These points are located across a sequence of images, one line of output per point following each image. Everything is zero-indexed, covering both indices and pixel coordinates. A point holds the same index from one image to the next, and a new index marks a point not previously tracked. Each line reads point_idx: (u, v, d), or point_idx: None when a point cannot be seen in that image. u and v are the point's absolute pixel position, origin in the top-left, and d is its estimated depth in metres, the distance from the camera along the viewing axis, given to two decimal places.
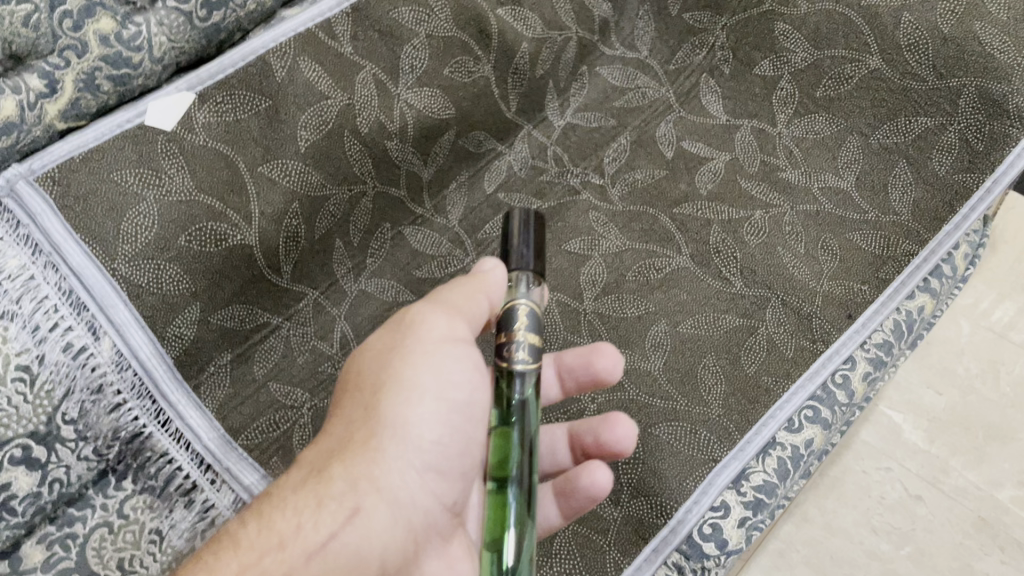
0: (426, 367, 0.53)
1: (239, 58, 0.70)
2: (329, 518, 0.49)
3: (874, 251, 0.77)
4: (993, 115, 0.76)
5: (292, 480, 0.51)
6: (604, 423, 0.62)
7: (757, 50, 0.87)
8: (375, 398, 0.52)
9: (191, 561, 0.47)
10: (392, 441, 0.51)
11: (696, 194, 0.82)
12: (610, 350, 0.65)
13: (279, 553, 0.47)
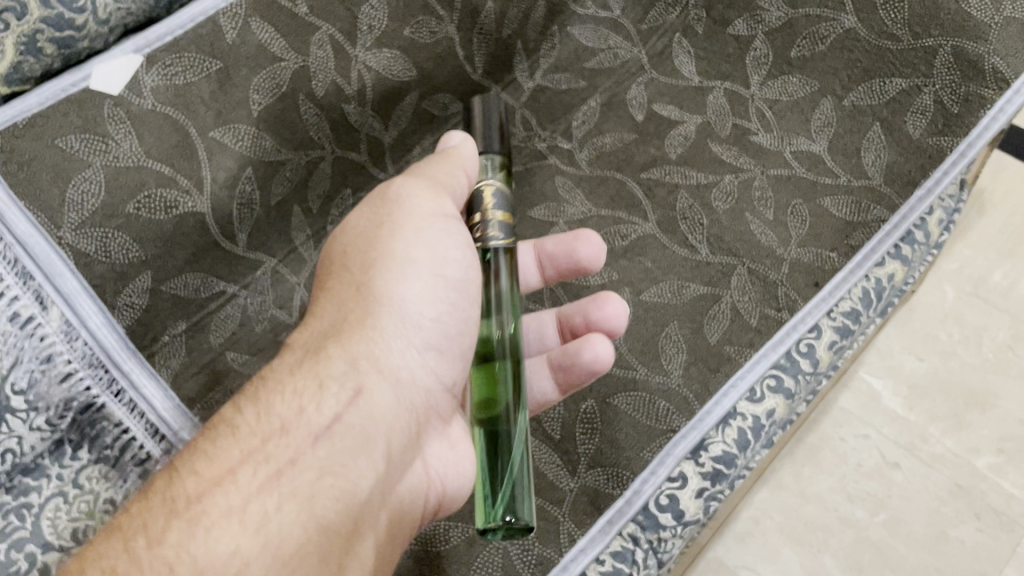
0: (417, 243, 0.55)
1: (188, 19, 0.67)
2: (332, 398, 0.48)
3: (844, 217, 0.75)
4: (968, 75, 0.73)
5: (287, 363, 0.50)
6: (596, 302, 0.64)
7: (731, 9, 0.84)
8: (367, 276, 0.54)
9: (188, 452, 0.46)
10: (388, 317, 0.53)
11: (665, 158, 0.80)
12: (592, 236, 0.68)
13: (281, 437, 0.46)
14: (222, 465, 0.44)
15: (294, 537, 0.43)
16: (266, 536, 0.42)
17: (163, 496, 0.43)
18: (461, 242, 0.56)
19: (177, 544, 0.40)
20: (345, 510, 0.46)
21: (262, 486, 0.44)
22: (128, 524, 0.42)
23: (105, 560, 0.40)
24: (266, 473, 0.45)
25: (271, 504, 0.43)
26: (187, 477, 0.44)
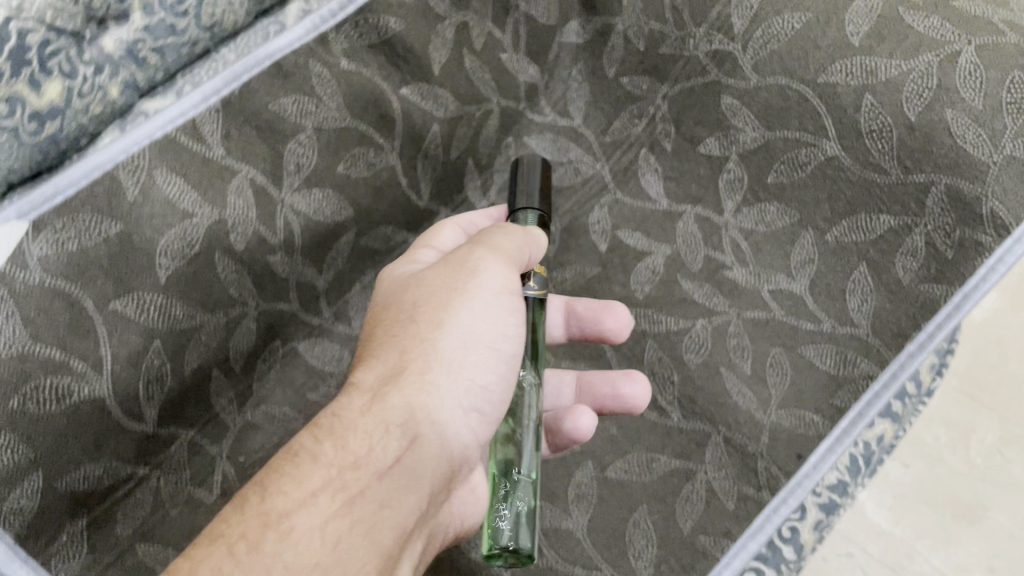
0: (478, 317, 0.55)
1: (82, 173, 0.58)
2: (395, 442, 0.50)
3: (828, 370, 0.68)
4: (964, 219, 0.66)
5: (354, 405, 0.51)
6: (622, 376, 0.65)
7: (701, 125, 0.76)
8: (432, 333, 0.54)
9: (266, 470, 0.47)
10: (445, 370, 0.53)
11: (631, 299, 0.73)
12: (622, 311, 0.67)
13: (355, 471, 0.48)
14: (305, 487, 0.46)
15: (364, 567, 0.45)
16: (340, 557, 0.44)
17: (255, 510, 0.44)
18: (516, 320, 0.57)
19: (272, 554, 0.42)
20: (395, 546, 0.47)
21: (336, 511, 0.45)
22: (227, 528, 0.43)
23: (206, 563, 0.41)
24: (341, 499, 0.46)
25: (344, 530, 0.45)
26: (274, 494, 0.45)
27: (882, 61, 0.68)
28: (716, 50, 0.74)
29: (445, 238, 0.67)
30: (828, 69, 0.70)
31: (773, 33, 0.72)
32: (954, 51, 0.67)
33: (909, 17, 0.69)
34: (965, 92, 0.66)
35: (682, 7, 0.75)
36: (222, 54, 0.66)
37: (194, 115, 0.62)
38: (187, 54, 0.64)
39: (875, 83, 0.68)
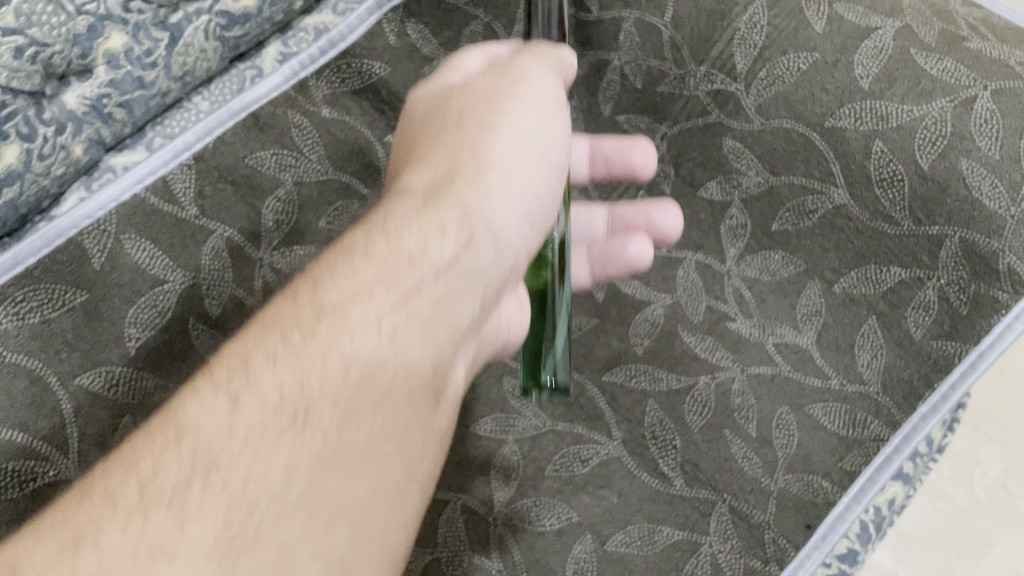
0: (530, 122, 0.53)
1: (41, 242, 0.57)
2: (452, 240, 0.47)
3: (837, 431, 0.65)
4: (978, 273, 0.63)
5: (404, 205, 0.49)
6: (654, 207, 0.69)
7: (702, 168, 0.73)
8: (483, 137, 0.52)
9: (314, 266, 0.46)
10: (498, 177, 0.51)
11: (631, 353, 0.69)
12: (647, 146, 0.70)
13: (410, 266, 0.46)
14: (357, 281, 0.44)
15: (423, 366, 0.44)
16: (398, 350, 0.43)
17: (310, 299, 0.43)
18: (565, 128, 0.56)
19: (327, 344, 0.41)
20: (453, 348, 0.46)
21: (391, 306, 0.44)
22: (277, 318, 0.42)
23: (260, 348, 0.41)
24: (396, 295, 0.44)
25: (401, 323, 0.43)
26: (326, 288, 0.44)
27: (893, 105, 0.65)
28: (717, 90, 0.71)
29: (472, 63, 0.59)
30: (836, 113, 0.66)
31: (778, 74, 0.69)
32: (969, 97, 0.63)
33: (922, 59, 0.65)
34: (981, 139, 0.63)
35: (682, 44, 0.72)
36: (194, 103, 0.63)
37: (165, 172, 0.61)
38: (157, 106, 0.61)
39: (885, 128, 0.65)
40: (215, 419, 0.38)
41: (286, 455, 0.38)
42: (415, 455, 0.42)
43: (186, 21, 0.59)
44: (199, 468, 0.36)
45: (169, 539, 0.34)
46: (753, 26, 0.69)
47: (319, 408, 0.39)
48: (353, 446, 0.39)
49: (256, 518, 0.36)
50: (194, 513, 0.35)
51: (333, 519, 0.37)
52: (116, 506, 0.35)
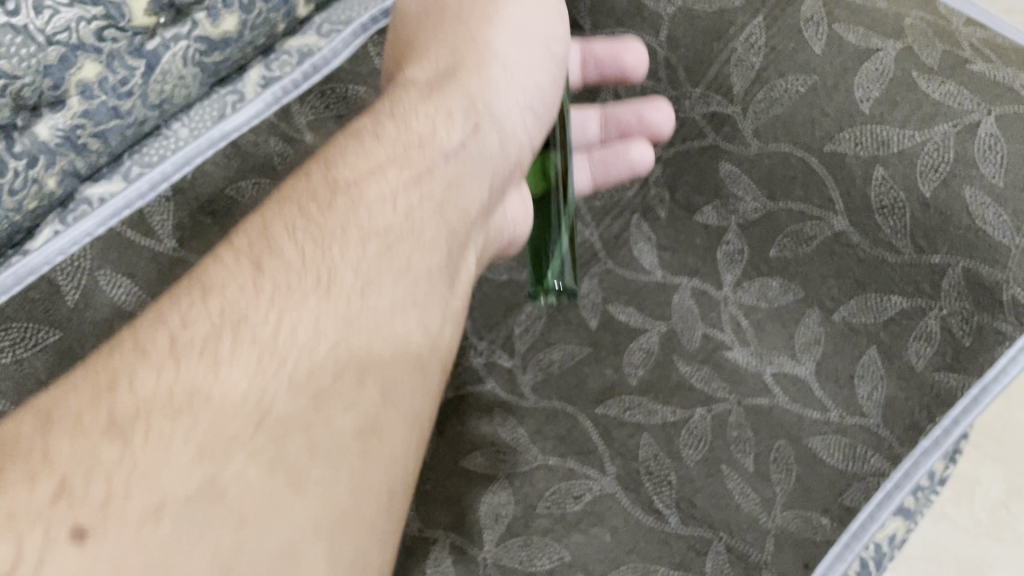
0: (529, 15, 0.59)
1: (12, 280, 0.56)
2: (459, 126, 0.53)
3: (837, 465, 0.63)
4: (983, 304, 0.61)
5: (412, 95, 0.54)
6: (646, 103, 0.69)
7: (698, 192, 0.71)
8: (485, 30, 0.57)
9: (328, 150, 0.50)
10: (500, 67, 0.57)
11: (624, 384, 0.67)
12: (637, 44, 0.68)
13: (421, 148, 0.51)
14: (371, 161, 0.49)
15: (429, 243, 0.48)
16: (411, 225, 0.48)
17: (322, 179, 0.47)
18: (564, 25, 0.62)
19: (344, 215, 0.46)
20: (461, 229, 0.51)
21: (404, 184, 0.49)
22: (296, 191, 0.47)
23: (277, 220, 0.45)
24: (408, 175, 0.49)
25: (415, 199, 0.49)
26: (339, 167, 0.48)
27: (894, 130, 0.63)
28: (714, 112, 0.69)
29: None
30: (836, 137, 0.65)
31: (775, 96, 0.67)
32: (972, 122, 0.62)
33: (924, 82, 0.63)
34: (984, 166, 0.61)
35: (677, 64, 0.70)
36: (173, 129, 0.61)
37: (141, 205, 0.60)
38: (134, 134, 0.59)
39: (886, 154, 0.63)
40: (240, 278, 0.41)
41: (309, 308, 0.41)
42: (432, 321, 0.46)
43: (164, 48, 0.56)
44: (228, 322, 0.39)
45: (208, 383, 0.37)
46: (751, 46, 0.68)
47: (339, 271, 0.44)
48: (372, 305, 0.43)
49: (286, 366, 0.39)
50: (227, 362, 0.38)
51: (358, 368, 0.41)
52: (149, 357, 0.37)
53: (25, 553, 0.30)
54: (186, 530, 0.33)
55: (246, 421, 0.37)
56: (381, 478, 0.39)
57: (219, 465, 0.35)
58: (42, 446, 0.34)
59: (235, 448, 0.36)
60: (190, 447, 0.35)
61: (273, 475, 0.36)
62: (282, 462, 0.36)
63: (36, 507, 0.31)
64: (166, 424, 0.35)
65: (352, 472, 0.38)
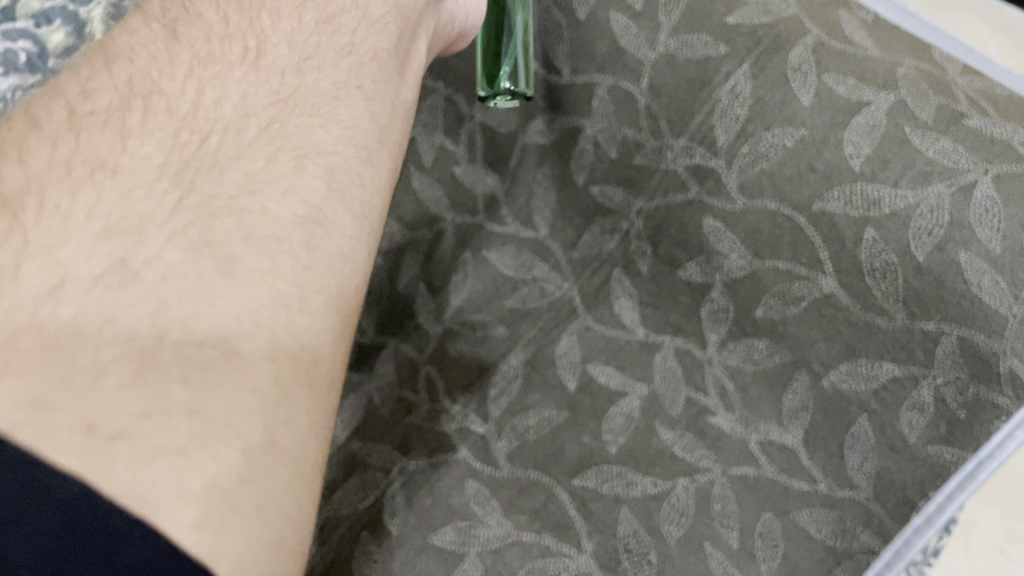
0: None
1: None
2: None
3: (826, 541, 0.60)
4: (979, 376, 0.57)
5: None
6: None
7: (681, 247, 0.68)
8: None
9: None
10: None
11: (603, 453, 0.64)
12: None
13: None
14: None
15: (372, 23, 0.53)
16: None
17: None
18: None
19: None
20: (414, 12, 0.56)
21: None
22: None
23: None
24: None
25: None
26: None
27: (886, 189, 0.60)
28: (697, 165, 0.66)
29: None
30: (825, 196, 0.61)
31: (762, 151, 0.63)
32: (969, 182, 0.58)
33: (918, 139, 0.60)
34: (981, 231, 0.57)
35: (659, 114, 0.67)
36: None
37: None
38: None
39: (878, 215, 0.60)
40: (159, 45, 0.44)
41: (236, 81, 0.45)
42: (380, 111, 0.50)
43: None
44: (137, 91, 0.41)
45: (114, 156, 0.39)
46: (736, 97, 0.64)
47: (269, 45, 0.47)
48: (310, 81, 0.47)
49: (208, 141, 0.42)
50: (138, 125, 0.40)
51: (295, 151, 0.45)
52: (45, 127, 0.39)
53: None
54: (86, 327, 0.36)
55: (170, 183, 0.40)
56: (317, 270, 0.43)
57: (127, 248, 0.38)
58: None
59: (147, 226, 0.39)
60: (93, 222, 0.37)
61: (196, 260, 0.39)
62: (205, 232, 0.40)
63: None
64: (63, 196, 0.37)
65: (284, 264, 0.42)
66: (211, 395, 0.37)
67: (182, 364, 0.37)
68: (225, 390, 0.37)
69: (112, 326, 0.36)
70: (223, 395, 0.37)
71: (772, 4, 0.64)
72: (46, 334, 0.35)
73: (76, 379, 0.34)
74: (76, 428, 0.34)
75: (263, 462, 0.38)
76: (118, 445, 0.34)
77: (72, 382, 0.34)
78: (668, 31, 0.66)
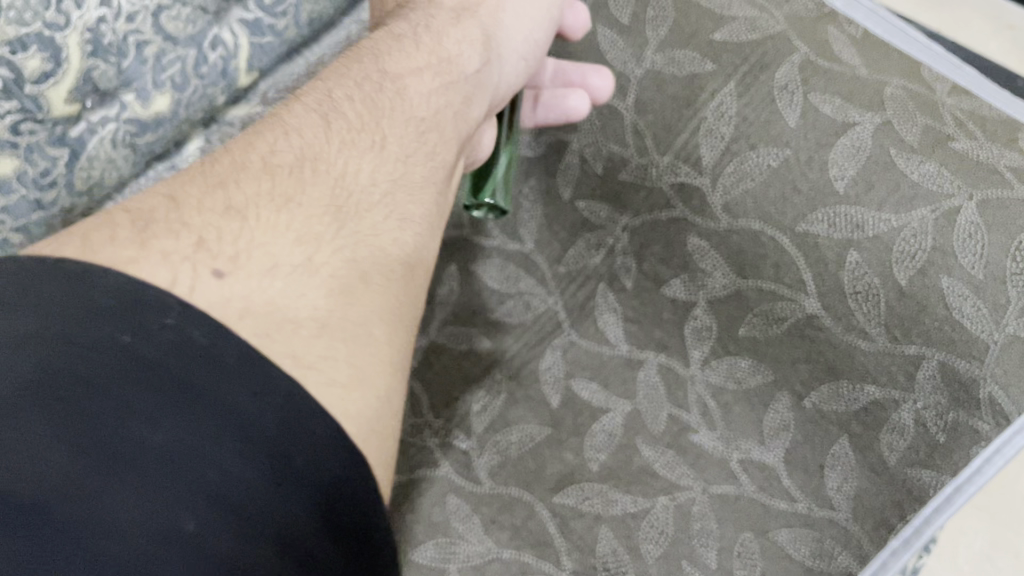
0: None
1: None
2: (479, 51, 0.59)
3: (804, 561, 0.59)
4: (958, 401, 0.58)
5: (441, 17, 0.60)
6: (592, 70, 0.68)
7: (664, 263, 0.67)
8: None
9: (368, 44, 0.57)
10: (504, 21, 0.62)
11: (585, 470, 0.65)
12: (608, 73, 0.69)
13: (453, 63, 0.57)
14: (412, 62, 0.56)
15: (447, 140, 0.56)
16: (436, 120, 0.55)
17: (374, 68, 0.54)
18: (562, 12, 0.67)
19: (393, 98, 0.53)
20: (464, 135, 0.58)
21: (436, 86, 0.56)
22: (332, 79, 0.53)
23: (339, 90, 0.52)
24: (441, 78, 0.56)
25: (443, 101, 0.56)
26: (387, 59, 0.55)
27: (869, 213, 0.61)
28: (682, 182, 0.66)
29: None
30: (808, 217, 0.62)
31: (746, 170, 0.64)
32: (953, 208, 0.59)
33: (904, 162, 0.61)
34: (963, 256, 0.58)
35: (645, 130, 0.68)
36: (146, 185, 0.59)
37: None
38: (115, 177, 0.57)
39: (860, 238, 0.61)
40: (316, 130, 0.48)
41: (364, 165, 0.49)
42: (439, 208, 0.53)
43: (88, 133, 0.55)
44: (307, 158, 0.46)
45: (296, 194, 0.44)
46: (721, 115, 0.65)
47: (385, 141, 0.51)
48: (410, 172, 0.51)
49: (354, 198, 0.47)
50: (310, 181, 0.45)
51: (401, 218, 0.49)
52: (249, 169, 0.44)
53: (181, 279, 0.38)
54: (295, 289, 0.41)
55: (331, 220, 0.44)
56: (412, 305, 0.47)
57: (312, 251, 0.43)
58: (176, 215, 0.41)
59: (323, 243, 0.43)
60: (290, 234, 0.42)
61: (354, 268, 0.44)
62: (356, 256, 0.44)
63: (183, 249, 0.39)
64: (271, 213, 0.43)
65: (393, 286, 0.45)
66: (366, 355, 0.41)
67: (348, 329, 0.41)
68: (374, 354, 0.42)
69: (305, 297, 0.41)
70: (369, 359, 0.41)
71: (759, 21, 0.66)
72: (267, 293, 0.40)
73: (282, 325, 0.39)
74: (287, 359, 0.38)
75: (387, 418, 0.42)
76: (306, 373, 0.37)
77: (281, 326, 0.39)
78: (655, 47, 0.68)
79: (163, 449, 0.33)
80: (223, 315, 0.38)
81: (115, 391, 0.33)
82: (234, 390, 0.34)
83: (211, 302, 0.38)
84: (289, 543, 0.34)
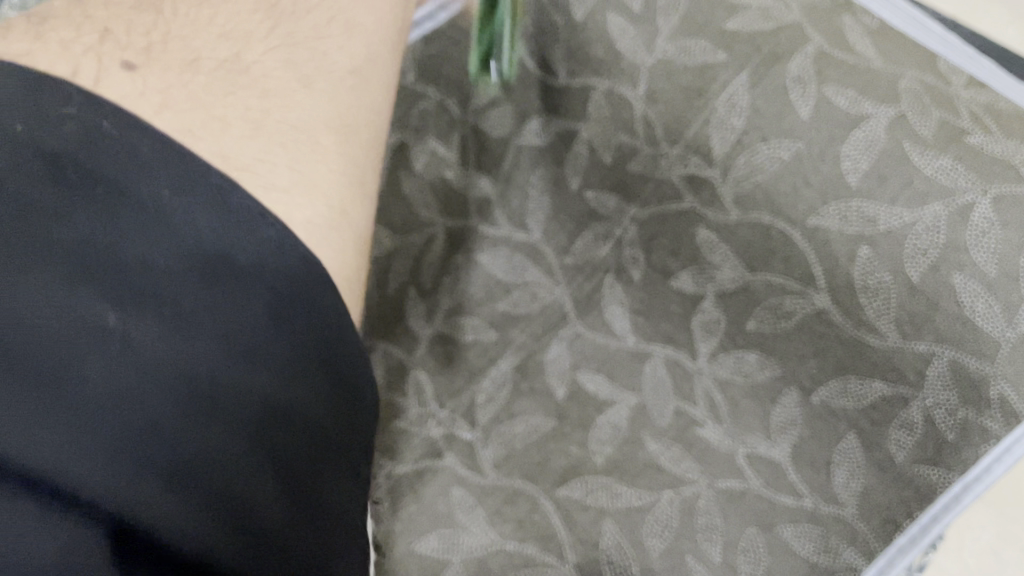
0: None
1: None
2: None
3: (809, 559, 0.61)
4: (967, 399, 0.55)
5: None
6: None
7: (673, 257, 0.68)
8: None
9: None
10: None
11: (588, 464, 0.67)
12: None
13: None
14: None
15: None
16: None
17: None
18: None
19: None
20: None
21: None
22: None
23: None
24: None
25: None
26: None
27: (880, 207, 0.57)
28: (691, 174, 0.65)
29: None
30: (820, 211, 0.59)
31: (757, 163, 0.61)
32: (966, 205, 0.54)
33: (918, 156, 0.56)
34: (975, 253, 0.54)
35: (655, 121, 0.65)
36: None
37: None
38: None
39: (873, 233, 0.57)
40: None
41: None
42: (383, 38, 0.52)
43: None
44: None
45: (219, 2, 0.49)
46: (733, 107, 0.61)
47: None
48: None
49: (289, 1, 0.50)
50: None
51: (333, 18, 0.51)
52: None
53: (81, 69, 0.41)
54: (218, 88, 0.45)
55: (263, 17, 0.49)
56: (353, 112, 0.48)
57: (242, 47, 0.47)
58: (82, 13, 0.46)
59: (253, 39, 0.48)
60: (214, 30, 0.47)
61: (287, 65, 0.47)
62: (292, 53, 0.48)
63: (71, 37, 0.43)
64: (188, 10, 0.48)
65: (324, 89, 0.47)
66: (292, 150, 0.44)
67: (281, 131, 0.44)
68: (308, 158, 0.44)
69: (231, 94, 0.45)
70: (296, 151, 0.44)
71: (772, 10, 0.61)
72: (187, 88, 0.43)
73: (207, 118, 0.42)
74: (215, 154, 0.41)
75: (315, 205, 0.43)
76: (243, 174, 0.41)
77: (210, 119, 0.43)
78: (666, 36, 0.63)
79: (85, 236, 0.36)
80: (131, 106, 0.40)
81: (36, 190, 0.36)
82: (155, 186, 0.37)
83: (123, 92, 0.41)
84: (234, 337, 0.38)
